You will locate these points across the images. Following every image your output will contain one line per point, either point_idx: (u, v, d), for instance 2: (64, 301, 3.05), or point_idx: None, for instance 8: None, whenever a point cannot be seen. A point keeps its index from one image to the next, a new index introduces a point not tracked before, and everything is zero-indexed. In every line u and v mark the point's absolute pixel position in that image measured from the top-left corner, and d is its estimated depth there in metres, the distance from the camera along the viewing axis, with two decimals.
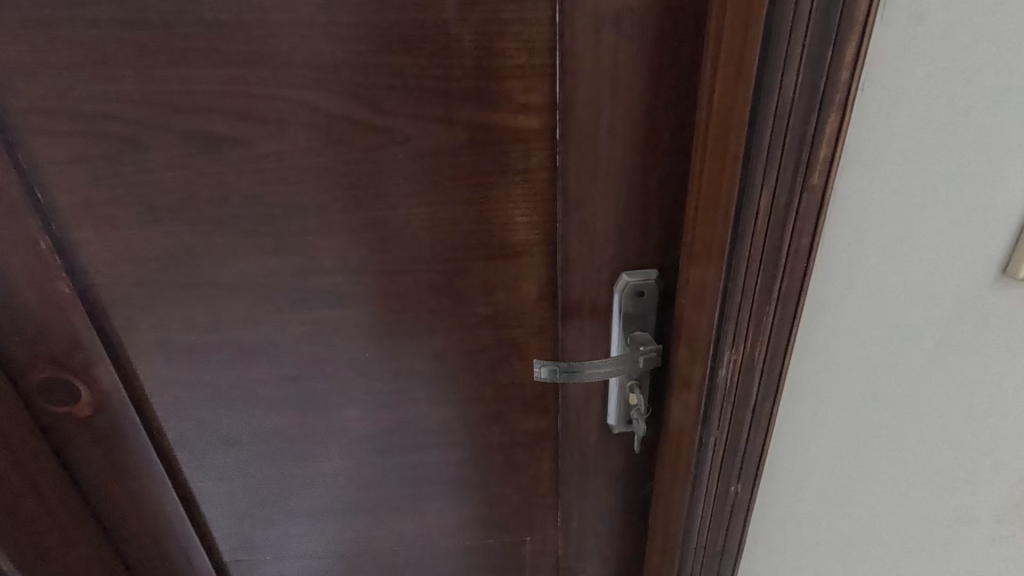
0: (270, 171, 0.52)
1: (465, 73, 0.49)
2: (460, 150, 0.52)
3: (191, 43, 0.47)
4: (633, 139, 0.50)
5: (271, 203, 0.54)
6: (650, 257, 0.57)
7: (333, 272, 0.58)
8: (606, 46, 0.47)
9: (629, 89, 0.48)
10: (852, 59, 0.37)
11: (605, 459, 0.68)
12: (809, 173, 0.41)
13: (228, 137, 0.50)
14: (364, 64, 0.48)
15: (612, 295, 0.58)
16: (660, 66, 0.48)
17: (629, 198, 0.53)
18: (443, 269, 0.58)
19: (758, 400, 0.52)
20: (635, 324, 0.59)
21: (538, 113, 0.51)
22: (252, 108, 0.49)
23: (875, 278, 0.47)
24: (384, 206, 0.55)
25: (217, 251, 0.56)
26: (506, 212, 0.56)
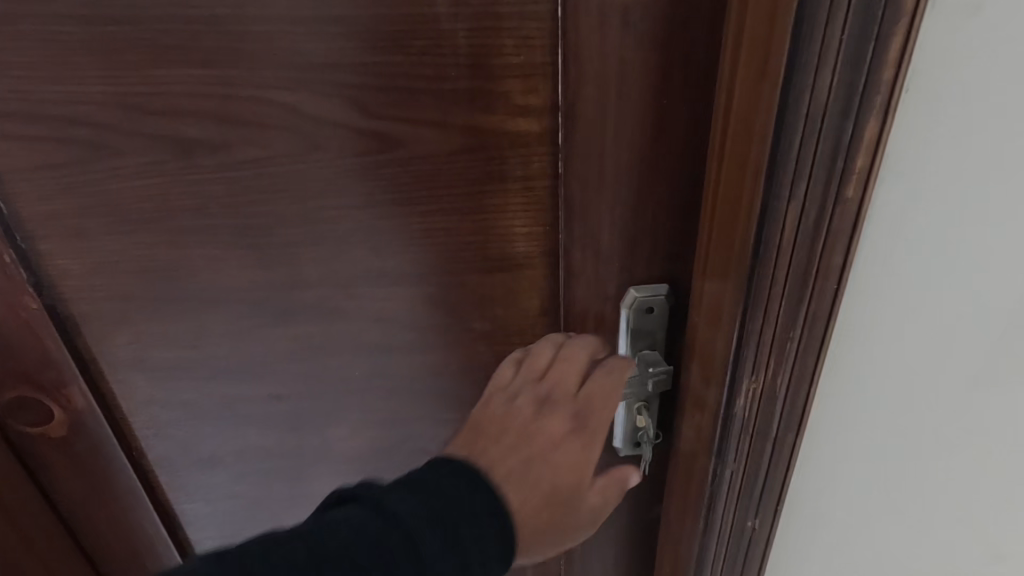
0: (250, 178, 0.49)
1: (459, 72, 0.45)
2: (455, 155, 0.48)
3: (160, 40, 0.43)
4: (642, 144, 0.46)
5: (251, 211, 0.50)
6: (659, 270, 0.52)
7: (320, 284, 0.54)
8: (613, 43, 0.43)
9: (638, 89, 0.44)
10: (897, 58, 0.33)
11: None
12: (843, 185, 0.37)
13: (203, 143, 0.47)
14: (348, 62, 0.44)
15: (618, 311, 0.54)
16: (672, 64, 0.43)
17: (637, 208, 0.49)
18: (438, 283, 0.55)
19: (779, 430, 0.48)
20: (643, 342, 0.54)
21: (539, 116, 0.47)
22: (228, 111, 0.46)
23: (907, 298, 0.43)
24: (373, 215, 0.51)
25: (194, 263, 0.52)
26: (505, 222, 0.52)
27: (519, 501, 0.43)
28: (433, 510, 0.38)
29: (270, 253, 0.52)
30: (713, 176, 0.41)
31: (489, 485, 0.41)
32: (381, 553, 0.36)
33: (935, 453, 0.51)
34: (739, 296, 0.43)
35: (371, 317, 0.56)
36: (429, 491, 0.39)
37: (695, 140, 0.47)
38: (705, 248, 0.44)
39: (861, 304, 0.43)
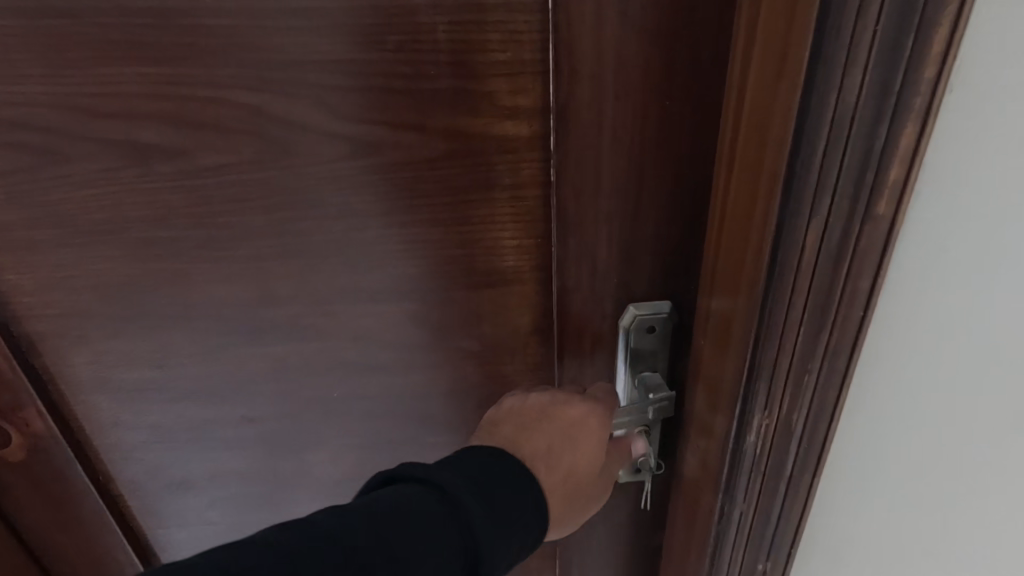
0: (212, 186, 0.44)
1: (439, 71, 0.41)
2: (437, 161, 0.44)
3: (108, 36, 0.39)
4: (642, 150, 0.42)
5: (215, 223, 0.46)
6: (661, 286, 0.48)
7: (293, 301, 0.50)
8: (611, 38, 0.38)
9: (638, 89, 0.40)
10: (940, 53, 0.29)
11: (609, 511, 0.59)
12: (875, 201, 0.33)
13: (159, 148, 0.43)
14: (316, 59, 0.40)
15: (616, 330, 0.50)
16: (677, 62, 0.39)
17: (637, 219, 0.45)
18: (422, 299, 0.50)
19: (795, 468, 0.44)
20: (644, 363, 0.50)
21: (528, 118, 0.43)
22: (186, 113, 0.42)
23: (939, 328, 0.39)
24: (350, 226, 0.47)
25: (156, 278, 0.48)
26: (492, 234, 0.47)
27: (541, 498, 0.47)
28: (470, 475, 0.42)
29: (237, 268, 0.48)
30: (719, 190, 0.38)
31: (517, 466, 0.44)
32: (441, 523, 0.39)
33: (976, 505, 0.45)
34: (752, 324, 0.38)
35: (350, 336, 0.52)
36: (463, 466, 0.43)
37: (701, 147, 0.42)
38: (709, 267, 0.41)
39: (887, 326, 0.40)
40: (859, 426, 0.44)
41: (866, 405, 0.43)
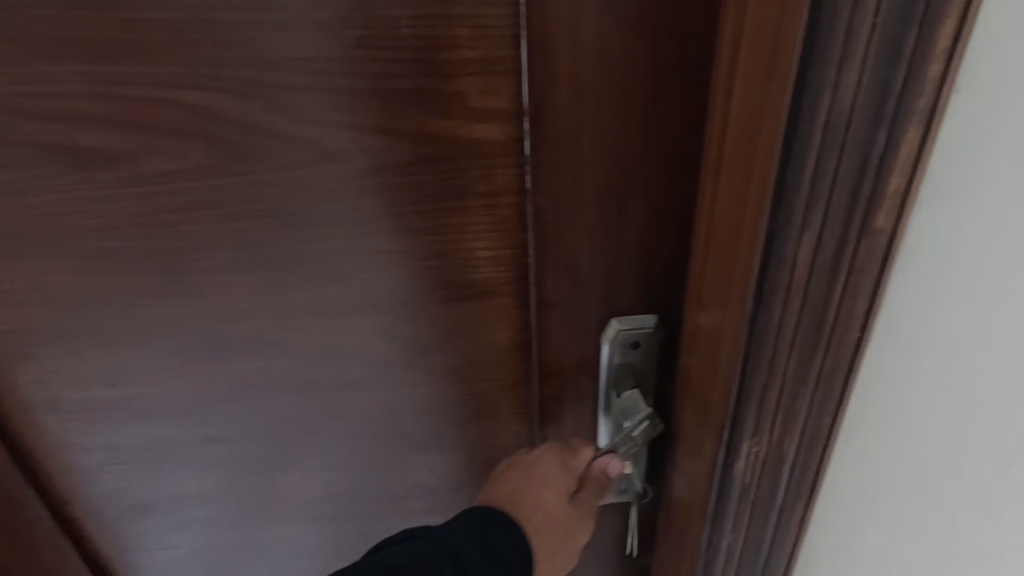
0: (164, 195, 0.41)
1: (405, 70, 0.38)
2: (404, 167, 0.41)
3: (43, 31, 0.36)
4: (624, 154, 0.39)
5: (169, 234, 0.43)
6: (646, 299, 0.45)
7: (256, 316, 0.47)
8: (589, 35, 0.35)
9: (618, 90, 0.37)
10: (946, 49, 0.26)
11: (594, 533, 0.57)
12: (873, 215, 0.31)
13: (104, 154, 0.39)
14: (271, 58, 0.37)
15: (598, 346, 0.47)
16: (661, 60, 0.36)
17: (619, 229, 0.42)
18: (393, 313, 0.47)
19: (786, 499, 0.42)
20: (629, 381, 0.47)
21: (501, 121, 0.40)
22: (132, 116, 0.38)
23: (943, 351, 0.36)
24: (313, 237, 0.44)
25: (106, 293, 0.45)
26: (466, 244, 0.44)
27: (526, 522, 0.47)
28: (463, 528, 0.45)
29: (194, 281, 0.45)
30: (703, 200, 0.36)
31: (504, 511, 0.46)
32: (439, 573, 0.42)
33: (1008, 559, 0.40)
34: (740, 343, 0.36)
35: (317, 352, 0.49)
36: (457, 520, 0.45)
37: (687, 152, 0.39)
38: (694, 282, 0.38)
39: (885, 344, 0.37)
40: (857, 450, 0.42)
41: (865, 429, 0.41)
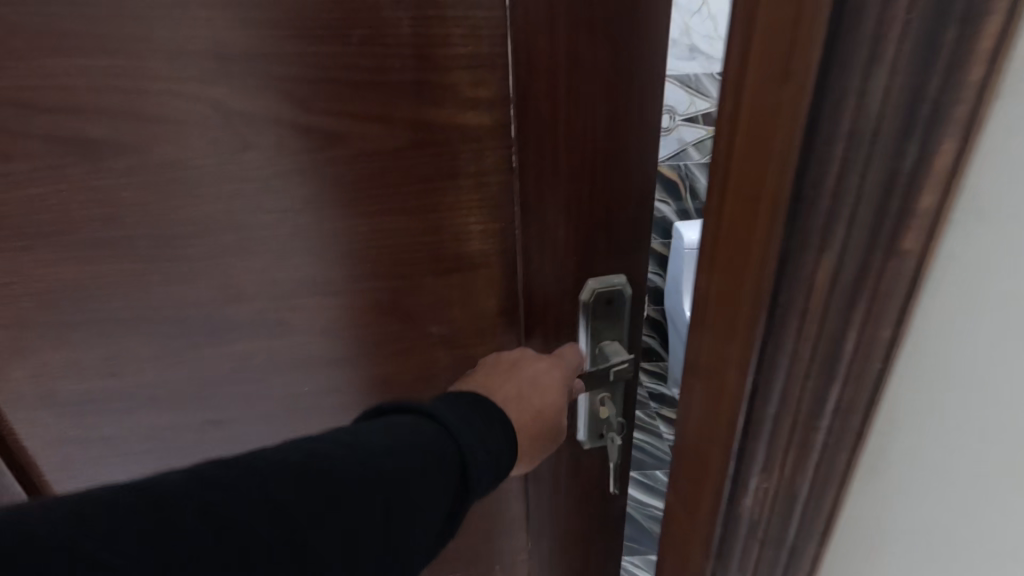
0: (171, 183, 0.44)
1: (403, 64, 0.42)
2: (403, 152, 0.46)
3: (56, 26, 0.38)
4: (596, 137, 0.46)
5: (174, 221, 0.45)
6: (616, 262, 0.52)
7: (260, 298, 0.50)
8: (564, 36, 0.42)
9: (590, 82, 0.44)
10: (994, 46, 0.22)
11: (574, 469, 0.66)
12: (897, 248, 0.27)
13: (110, 144, 0.41)
14: (280, 52, 0.41)
15: (578, 305, 0.53)
16: (625, 56, 0.43)
17: (592, 201, 0.49)
18: (391, 287, 0.52)
19: (797, 560, 0.38)
20: (603, 333, 0.55)
21: (490, 109, 0.46)
22: (141, 107, 0.41)
23: (990, 417, 0.28)
24: (317, 219, 0.47)
25: (109, 282, 0.46)
26: (460, 221, 0.50)
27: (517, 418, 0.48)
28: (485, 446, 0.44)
29: (198, 267, 0.47)
30: (724, 205, 0.32)
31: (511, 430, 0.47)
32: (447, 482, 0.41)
33: None
34: (746, 366, 0.33)
35: (318, 330, 0.53)
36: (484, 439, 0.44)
37: (648, 136, 0.47)
38: (702, 294, 0.36)
39: (906, 394, 0.31)
40: (879, 519, 0.35)
41: (884, 495, 0.34)
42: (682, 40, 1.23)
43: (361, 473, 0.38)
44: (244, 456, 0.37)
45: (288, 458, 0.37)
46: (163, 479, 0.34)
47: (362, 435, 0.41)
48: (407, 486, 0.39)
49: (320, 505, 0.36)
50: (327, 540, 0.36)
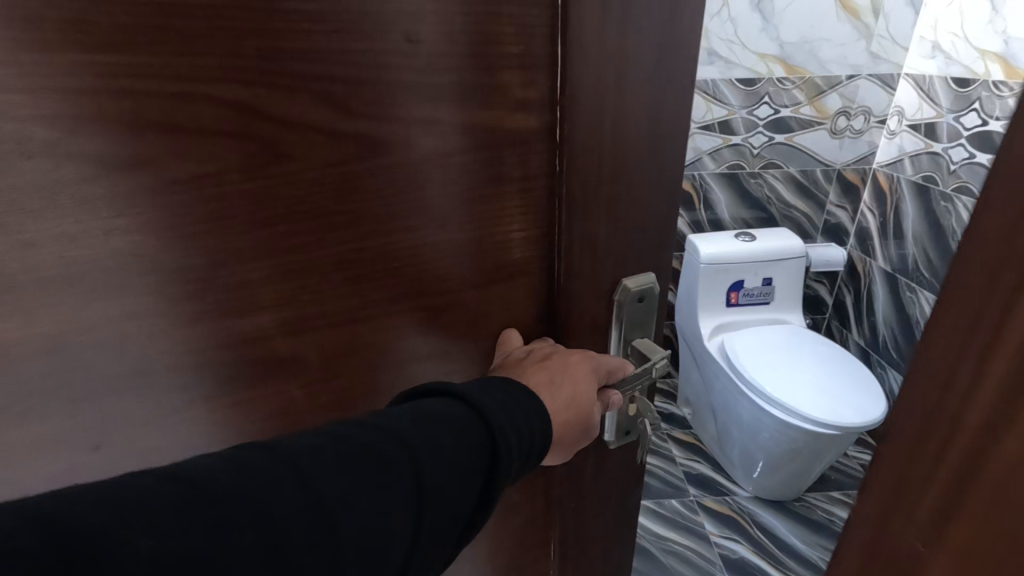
0: (182, 206, 0.37)
1: (456, 64, 0.40)
2: (449, 159, 0.43)
3: (29, 12, 0.29)
4: (639, 142, 0.46)
5: (185, 249, 0.38)
6: (646, 261, 0.54)
7: (286, 328, 0.45)
8: (616, 37, 0.41)
9: (635, 86, 0.44)
10: None
11: (605, 485, 0.64)
12: None
13: (105, 162, 0.34)
14: (319, 50, 0.36)
15: (613, 307, 0.54)
16: (664, 64, 0.44)
17: (629, 206, 0.49)
18: (429, 306, 0.49)
19: None
20: (633, 330, 0.57)
21: (537, 113, 0.44)
22: (146, 116, 0.34)
23: None
24: (355, 238, 0.43)
25: (102, 327, 0.39)
26: (501, 230, 0.48)
27: (550, 401, 0.47)
28: (522, 437, 0.43)
29: (213, 299, 0.41)
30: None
31: (546, 423, 0.45)
32: (476, 467, 0.40)
33: None
34: None
35: (348, 358, 0.48)
36: (523, 428, 0.43)
37: (683, 136, 0.49)
38: (929, 470, 0.30)
39: None
40: None
41: None
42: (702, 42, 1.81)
43: (395, 457, 0.37)
44: (274, 443, 0.35)
45: (321, 445, 0.36)
46: (189, 463, 0.33)
47: (392, 419, 0.39)
48: (442, 468, 0.38)
49: (355, 489, 0.35)
50: (364, 525, 0.34)
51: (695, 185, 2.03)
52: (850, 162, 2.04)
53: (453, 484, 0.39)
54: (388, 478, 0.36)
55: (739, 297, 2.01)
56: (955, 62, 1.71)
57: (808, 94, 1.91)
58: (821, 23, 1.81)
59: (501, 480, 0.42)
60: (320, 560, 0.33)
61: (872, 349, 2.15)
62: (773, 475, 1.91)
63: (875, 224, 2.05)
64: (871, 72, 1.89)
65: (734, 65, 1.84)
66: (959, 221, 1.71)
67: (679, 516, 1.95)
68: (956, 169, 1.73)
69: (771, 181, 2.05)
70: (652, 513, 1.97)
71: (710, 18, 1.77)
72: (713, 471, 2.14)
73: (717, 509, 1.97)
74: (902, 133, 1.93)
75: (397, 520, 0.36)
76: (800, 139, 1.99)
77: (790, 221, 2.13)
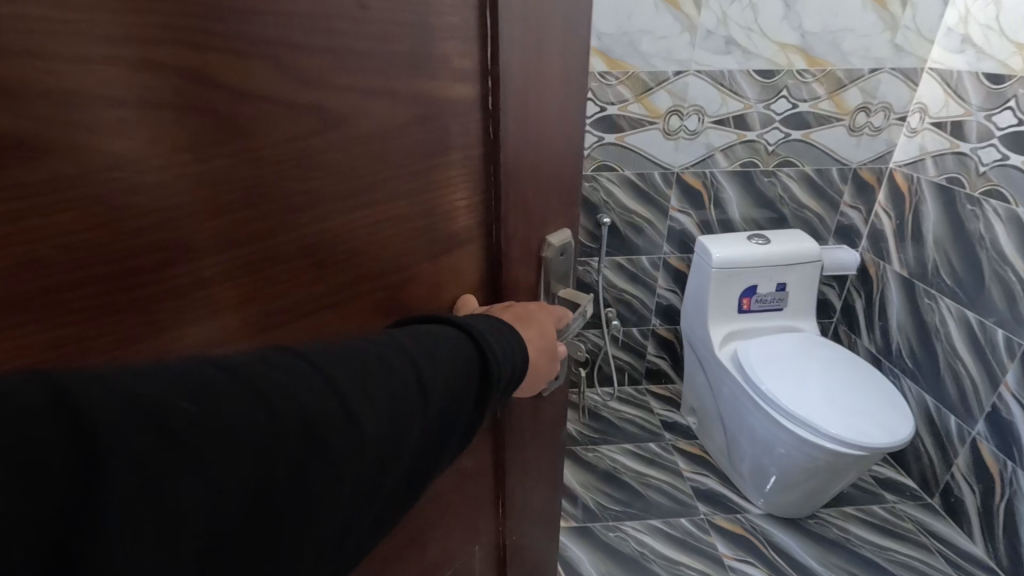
0: (127, 193, 0.33)
1: (401, 33, 0.42)
2: (400, 129, 0.45)
3: None
4: (555, 109, 0.55)
5: (134, 248, 0.34)
6: (562, 221, 0.63)
7: (253, 313, 0.43)
8: (535, 11, 0.48)
9: (551, 58, 0.51)
10: None
11: (541, 435, 0.70)
12: None
13: (25, 146, 0.29)
14: (264, 14, 0.35)
15: (545, 263, 0.61)
16: (571, 41, 0.53)
17: (551, 169, 0.58)
18: (386, 283, 0.50)
19: None
20: (560, 284, 0.65)
21: (470, 82, 0.48)
22: (76, 84, 0.30)
23: None
24: (317, 214, 0.43)
25: (26, 349, 0.32)
26: (450, 198, 0.51)
27: (530, 335, 0.54)
28: (509, 355, 0.51)
29: (161, 307, 0.37)
30: None
31: (522, 346, 0.53)
32: (468, 377, 0.48)
33: None
34: None
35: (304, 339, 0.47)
36: (509, 348, 0.52)
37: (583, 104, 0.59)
38: None
39: None
40: None
41: None
42: (720, 31, 1.76)
43: (397, 360, 0.45)
44: (293, 347, 0.41)
45: (319, 359, 0.41)
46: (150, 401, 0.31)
47: (401, 338, 0.47)
48: (440, 376, 0.46)
49: (366, 387, 0.41)
50: (371, 420, 0.41)
51: (707, 184, 2.01)
52: (868, 160, 1.99)
53: (449, 392, 0.47)
54: (395, 381, 0.43)
55: (750, 303, 1.99)
56: (988, 57, 1.62)
57: (828, 88, 1.87)
58: (843, 12, 1.75)
59: (485, 387, 0.50)
60: (342, 434, 0.39)
61: (883, 356, 2.08)
62: (787, 488, 1.86)
63: (891, 226, 1.99)
64: (894, 65, 1.84)
65: (754, 56, 1.80)
66: (988, 228, 1.65)
67: (691, 537, 1.89)
68: (987, 172, 1.64)
69: (785, 181, 2.01)
70: (663, 537, 1.89)
71: (731, 5, 1.72)
72: (720, 486, 2.10)
73: (731, 529, 1.92)
74: (925, 132, 1.86)
75: (401, 418, 0.43)
76: (817, 136, 1.94)
77: (803, 223, 2.09)
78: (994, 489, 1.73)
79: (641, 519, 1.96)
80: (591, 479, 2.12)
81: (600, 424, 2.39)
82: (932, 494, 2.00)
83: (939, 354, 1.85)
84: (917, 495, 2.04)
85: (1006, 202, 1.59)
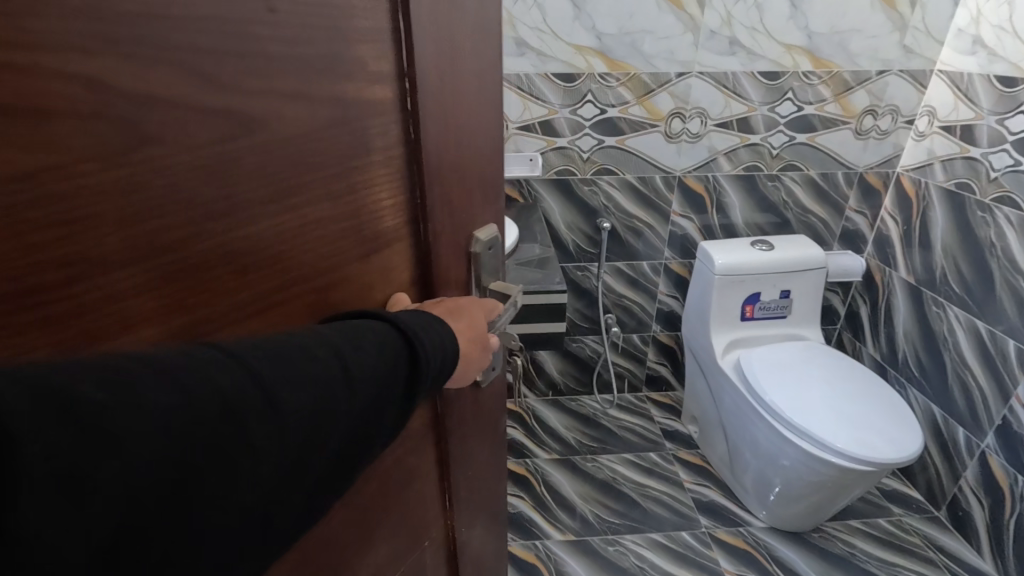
0: (34, 199, 0.33)
1: (315, 39, 0.44)
2: (320, 131, 0.47)
3: None
4: (469, 109, 0.59)
5: (45, 254, 0.34)
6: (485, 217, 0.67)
7: (181, 314, 0.43)
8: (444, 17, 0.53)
9: (461, 63, 0.56)
10: None
11: (483, 425, 0.73)
12: None
13: None
14: (171, 21, 0.36)
15: (473, 257, 0.66)
16: (478, 47, 0.58)
17: (471, 166, 0.62)
18: (315, 284, 0.52)
19: None
20: (490, 277, 0.69)
21: (385, 85, 0.51)
22: None
23: None
24: (242, 214, 0.44)
25: None
26: (376, 197, 0.54)
27: (463, 325, 0.57)
28: (436, 345, 0.53)
29: (80, 316, 0.37)
30: None
31: (449, 334, 0.55)
32: (395, 369, 0.49)
33: None
34: None
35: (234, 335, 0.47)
36: (437, 339, 0.53)
37: (496, 105, 0.64)
38: None
39: None
40: None
41: None
42: (723, 32, 1.73)
43: (324, 352, 0.45)
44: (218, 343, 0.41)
45: (243, 351, 0.41)
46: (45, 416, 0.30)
47: (328, 334, 0.47)
48: (367, 367, 0.47)
49: (290, 378, 0.42)
50: (294, 409, 0.41)
51: (710, 189, 1.99)
52: (874, 164, 1.95)
53: (378, 381, 0.48)
54: (320, 372, 0.44)
55: (752, 310, 1.95)
56: (1000, 58, 1.57)
57: (834, 91, 1.82)
58: (849, 14, 1.71)
59: (417, 378, 0.51)
60: (268, 423, 0.40)
61: (888, 365, 2.03)
62: (789, 500, 1.82)
63: (896, 232, 1.96)
64: (902, 67, 1.79)
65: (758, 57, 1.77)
66: (999, 235, 1.59)
67: (691, 552, 1.85)
68: (999, 177, 1.58)
69: (789, 186, 1.97)
70: (664, 551, 1.86)
71: (735, 4, 1.69)
72: (721, 498, 2.06)
73: (731, 542, 1.89)
74: (935, 135, 1.80)
75: (328, 406, 0.43)
76: (824, 138, 1.89)
77: (807, 229, 2.05)
78: (1003, 505, 1.67)
79: (642, 531, 1.93)
80: (591, 490, 2.08)
81: (597, 429, 2.37)
82: (939, 507, 1.94)
83: (947, 365, 1.79)
84: (923, 508, 1.97)
85: (1018, 208, 1.52)
